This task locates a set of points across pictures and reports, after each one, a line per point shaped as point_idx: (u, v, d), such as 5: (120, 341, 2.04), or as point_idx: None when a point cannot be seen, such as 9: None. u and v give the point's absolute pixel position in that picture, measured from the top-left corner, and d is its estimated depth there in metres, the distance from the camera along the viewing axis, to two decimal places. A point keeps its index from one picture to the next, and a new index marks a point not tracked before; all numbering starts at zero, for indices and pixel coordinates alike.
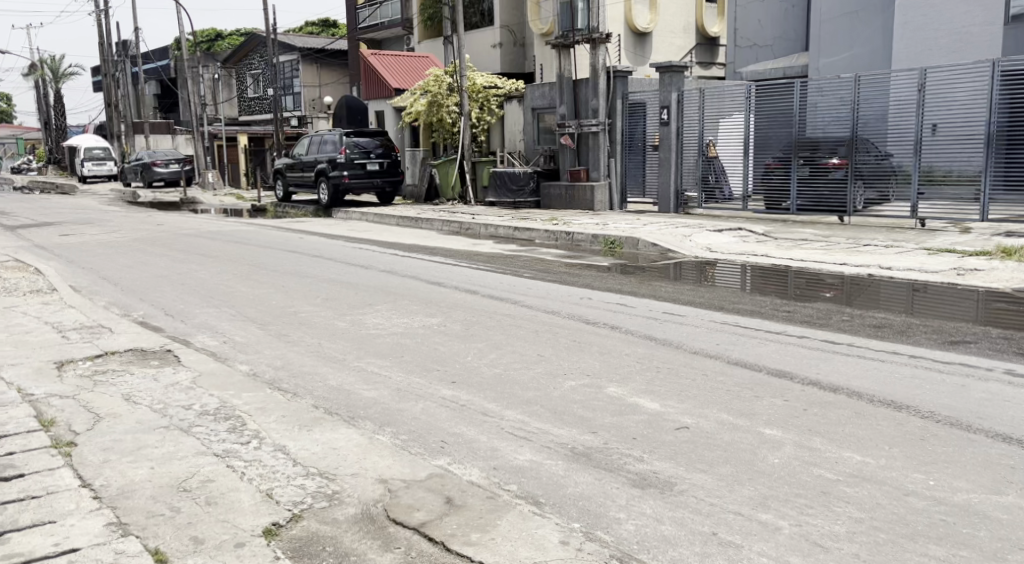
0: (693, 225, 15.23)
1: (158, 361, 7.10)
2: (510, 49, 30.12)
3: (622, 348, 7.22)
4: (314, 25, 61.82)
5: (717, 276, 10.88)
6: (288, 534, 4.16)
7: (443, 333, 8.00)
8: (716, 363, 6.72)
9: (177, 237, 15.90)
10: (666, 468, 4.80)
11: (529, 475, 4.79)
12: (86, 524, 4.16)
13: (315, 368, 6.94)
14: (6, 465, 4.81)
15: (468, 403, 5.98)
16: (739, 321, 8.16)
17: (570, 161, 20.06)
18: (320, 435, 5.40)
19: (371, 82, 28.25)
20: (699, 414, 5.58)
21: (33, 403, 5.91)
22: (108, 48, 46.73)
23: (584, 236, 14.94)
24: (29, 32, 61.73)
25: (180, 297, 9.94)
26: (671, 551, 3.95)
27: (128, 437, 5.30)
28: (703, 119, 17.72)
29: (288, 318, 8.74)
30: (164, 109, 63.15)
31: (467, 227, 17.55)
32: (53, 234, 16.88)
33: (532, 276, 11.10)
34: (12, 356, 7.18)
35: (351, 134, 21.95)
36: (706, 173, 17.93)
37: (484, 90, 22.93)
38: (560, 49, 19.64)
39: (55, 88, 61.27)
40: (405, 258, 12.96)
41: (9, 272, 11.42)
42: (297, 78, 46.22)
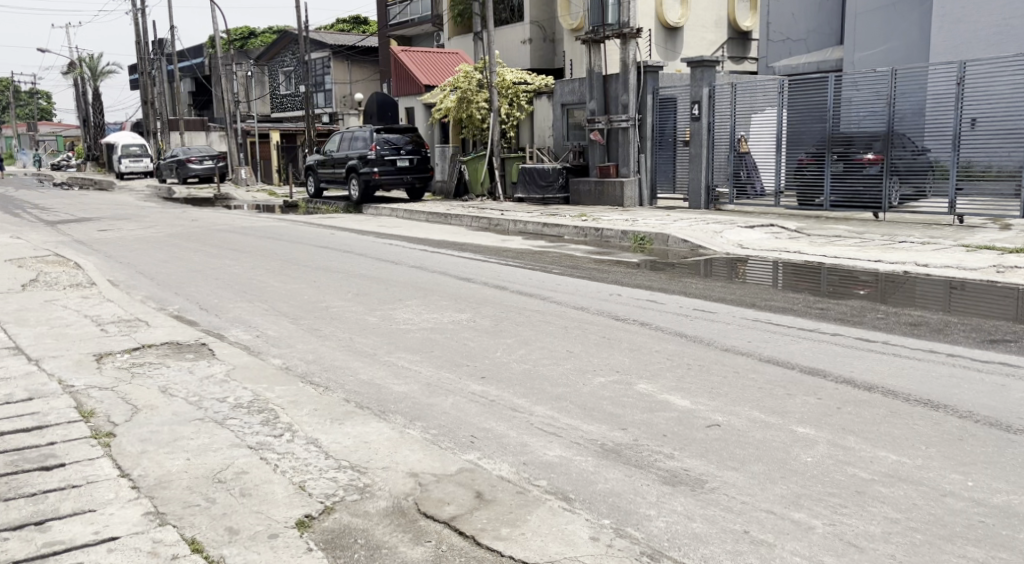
0: (725, 222, 15.13)
1: (193, 354, 7.19)
2: (540, 45, 30.09)
3: (652, 345, 7.20)
4: (345, 22, 62.26)
5: (748, 273, 10.81)
6: (320, 525, 4.20)
7: (472, 328, 8.03)
8: (747, 361, 6.68)
9: (211, 232, 16.08)
10: (696, 466, 4.79)
11: (559, 471, 4.79)
12: (125, 513, 4.23)
13: (347, 361, 7.00)
14: (48, 455, 4.90)
15: (497, 398, 6.00)
16: (771, 318, 8.11)
17: (600, 156, 20.01)
18: (351, 428, 5.45)
19: (401, 78, 28.37)
20: (729, 412, 5.55)
21: (73, 394, 6.02)
22: (145, 46, 47.36)
23: (613, 232, 14.92)
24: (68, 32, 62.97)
25: (214, 291, 10.06)
26: (702, 549, 3.94)
27: (164, 429, 5.38)
28: (735, 115, 17.61)
29: (319, 313, 8.82)
30: (198, 106, 63.92)
31: (496, 223, 17.58)
32: (92, 230, 17.16)
33: (560, 272, 11.10)
34: (52, 348, 7.31)
35: (381, 131, 22.07)
36: (737, 169, 17.75)
37: (513, 86, 22.85)
38: (591, 43, 19.74)
39: (93, 86, 62.32)
40: (435, 253, 13.02)
41: (49, 267, 11.63)
42: (328, 75, 46.55)
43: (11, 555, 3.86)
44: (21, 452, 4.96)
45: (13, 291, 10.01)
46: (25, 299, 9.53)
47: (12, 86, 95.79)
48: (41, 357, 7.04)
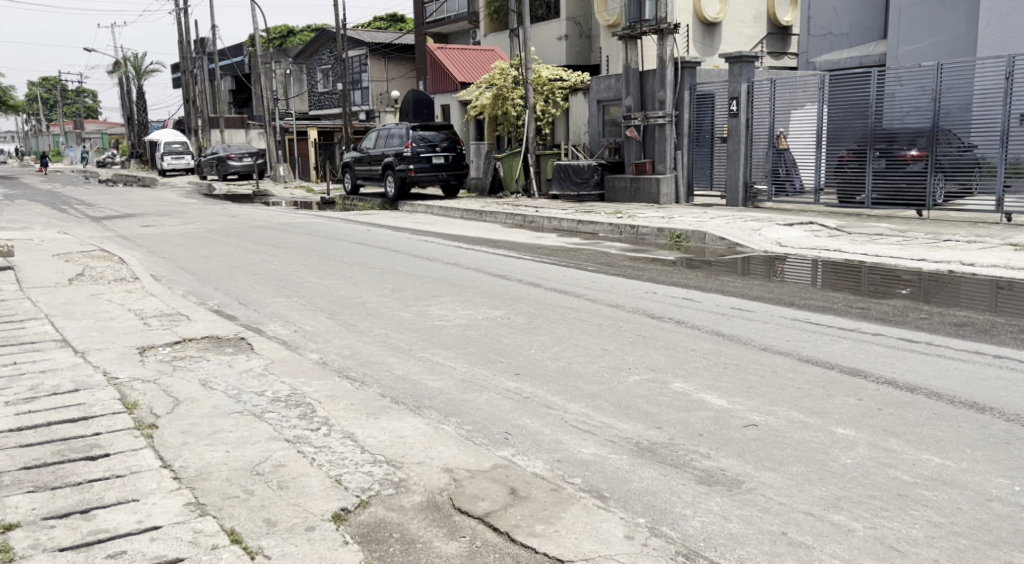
0: (763, 220, 14.99)
1: (232, 349, 7.27)
2: (576, 41, 30.01)
3: (688, 344, 7.15)
4: (381, 20, 62.65)
5: (786, 271, 10.70)
6: (355, 519, 4.23)
7: (506, 325, 8.03)
8: (785, 361, 6.60)
9: (250, 229, 16.27)
10: (733, 466, 4.75)
11: (593, 469, 4.78)
12: (167, 503, 4.29)
13: (383, 357, 7.04)
14: (93, 445, 4.99)
15: (531, 395, 6.00)
16: (810, 318, 7.99)
17: (636, 153, 20.01)
18: (387, 423, 5.49)
19: (438, 76, 28.52)
20: (767, 412, 5.49)
21: (117, 386, 6.13)
22: (187, 45, 48.03)
23: (649, 229, 14.84)
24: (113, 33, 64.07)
25: (254, 287, 10.18)
26: (739, 550, 3.91)
27: (205, 422, 5.45)
28: (775, 111, 17.46)
29: (356, 308, 8.89)
30: (238, 104, 64.70)
31: (531, 220, 17.58)
32: (136, 226, 17.46)
33: (595, 270, 11.05)
34: (96, 341, 7.44)
35: (417, 128, 22.16)
36: (777, 166, 17.59)
37: (549, 83, 22.82)
38: (627, 39, 19.59)
39: (137, 85, 63.38)
40: (469, 251, 13.04)
41: (94, 262, 11.84)
42: (365, 72, 46.84)
43: (57, 542, 3.92)
44: (68, 442, 5.05)
45: (59, 284, 10.21)
46: (71, 292, 9.71)
47: (59, 84, 97.55)
48: (87, 349, 7.16)
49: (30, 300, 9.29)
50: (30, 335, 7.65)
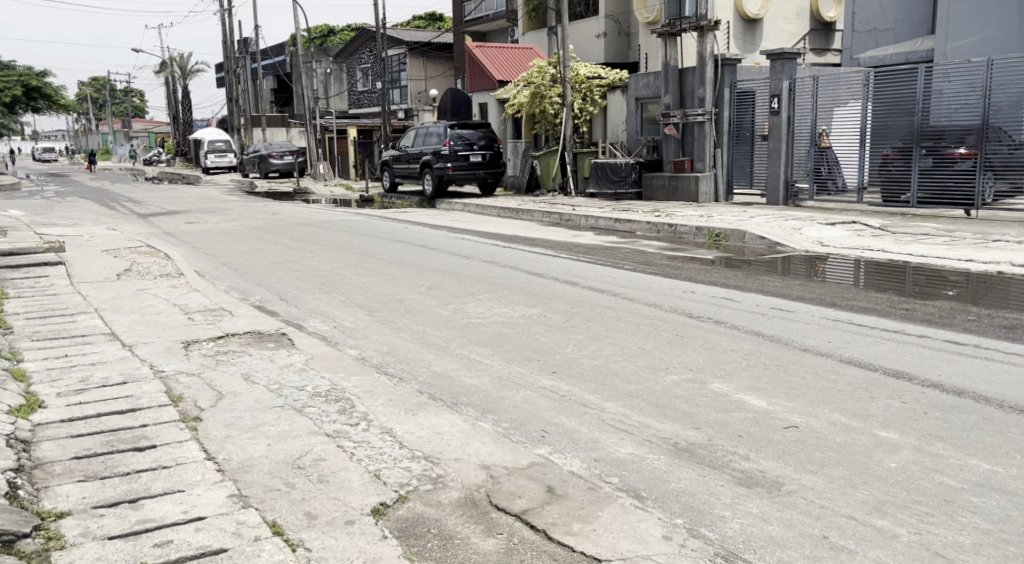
0: (805, 219, 14.82)
1: (274, 344, 7.36)
2: (615, 39, 29.90)
3: (727, 344, 7.10)
4: (420, 19, 62.98)
5: (827, 271, 10.58)
6: (394, 514, 4.26)
7: (543, 323, 8.03)
8: (827, 362, 6.53)
9: (292, 226, 16.44)
10: (773, 467, 4.71)
11: (631, 468, 4.77)
12: (211, 494, 4.36)
13: (420, 354, 7.07)
14: (140, 436, 5.08)
15: (568, 394, 5.99)
16: (853, 319, 7.91)
17: (675, 151, 19.91)
18: (424, 419, 5.51)
19: (476, 74, 28.59)
20: (808, 414, 5.44)
21: (163, 379, 6.24)
22: (230, 45, 48.68)
23: (687, 228, 14.74)
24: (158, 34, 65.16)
25: (294, 283, 10.29)
26: (779, 553, 3.88)
27: (248, 415, 5.52)
28: (817, 108, 17.27)
29: (394, 305, 8.94)
30: (279, 103, 65.42)
31: (568, 219, 17.54)
32: (179, 223, 17.73)
33: (632, 269, 11.02)
34: (142, 335, 7.58)
35: (455, 126, 22.22)
36: (819, 164, 17.47)
37: (587, 81, 22.80)
38: (666, 36, 19.53)
39: (182, 85, 64.33)
40: (506, 248, 13.06)
41: (141, 258, 12.06)
42: (404, 71, 47.10)
43: (107, 530, 4.00)
44: (117, 433, 5.14)
45: (108, 279, 10.40)
46: (118, 287, 9.89)
47: (107, 83, 99.32)
48: (134, 343, 7.29)
49: (79, 294, 9.49)
50: (80, 328, 7.81)
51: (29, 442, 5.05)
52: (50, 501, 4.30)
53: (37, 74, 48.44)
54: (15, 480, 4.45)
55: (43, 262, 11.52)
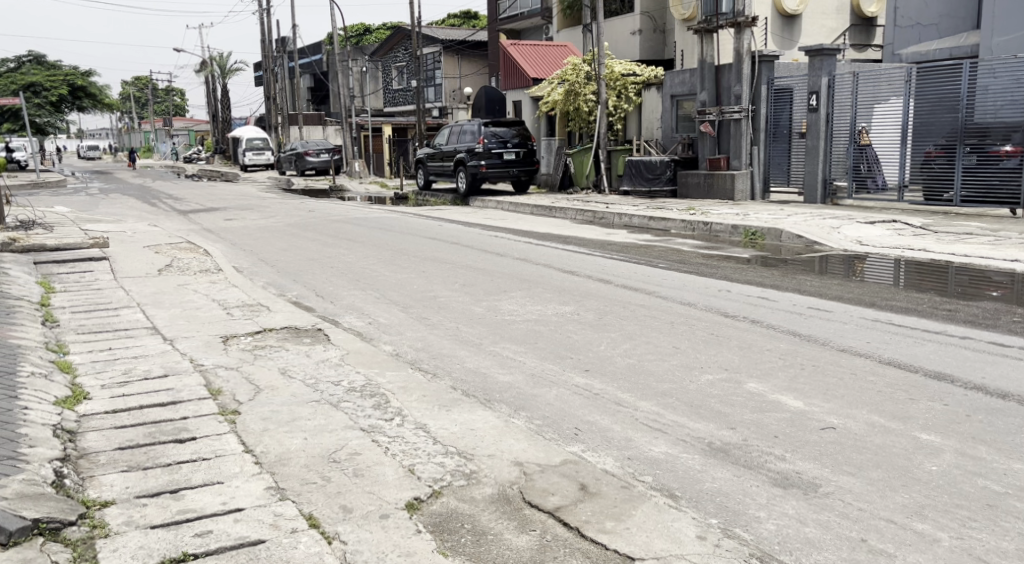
0: (843, 217, 14.62)
1: (311, 339, 7.43)
2: (649, 36, 29.68)
3: (763, 344, 7.03)
4: (456, 18, 63.19)
5: (866, 271, 10.43)
6: (428, 508, 4.28)
7: (577, 321, 8.02)
8: (866, 362, 6.45)
9: (328, 223, 16.56)
10: (810, 469, 4.66)
11: (664, 467, 4.75)
12: (249, 486, 4.41)
13: (454, 350, 7.10)
14: (180, 429, 5.15)
15: (601, 392, 5.98)
16: (893, 319, 7.80)
17: (710, 148, 19.69)
18: (458, 415, 5.53)
19: (511, 72, 28.61)
20: (846, 415, 5.38)
21: (203, 373, 6.33)
22: (268, 44, 49.20)
23: (723, 226, 14.62)
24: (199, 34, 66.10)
25: (330, 279, 10.37)
26: (816, 555, 3.84)
27: (285, 409, 5.58)
28: (857, 104, 17.01)
29: (428, 302, 8.98)
30: (316, 101, 65.93)
31: (602, 217, 17.48)
32: (218, 219, 17.96)
33: (667, 267, 10.97)
34: (183, 329, 7.68)
35: (489, 124, 22.19)
36: (858, 162, 17.21)
37: (621, 77, 22.57)
38: (704, 32, 19.41)
39: (221, 83, 65.15)
40: (539, 246, 13.07)
41: (181, 253, 12.23)
42: (439, 69, 47.27)
43: (149, 519, 4.07)
44: (158, 425, 5.22)
45: (149, 275, 10.56)
46: (159, 283, 10.05)
47: (149, 82, 100.71)
48: (175, 337, 7.40)
49: (123, 289, 9.64)
50: (123, 322, 7.95)
51: (75, 432, 5.14)
52: (95, 491, 4.38)
53: (82, 74, 49.45)
54: (61, 469, 4.53)
55: (88, 257, 11.73)
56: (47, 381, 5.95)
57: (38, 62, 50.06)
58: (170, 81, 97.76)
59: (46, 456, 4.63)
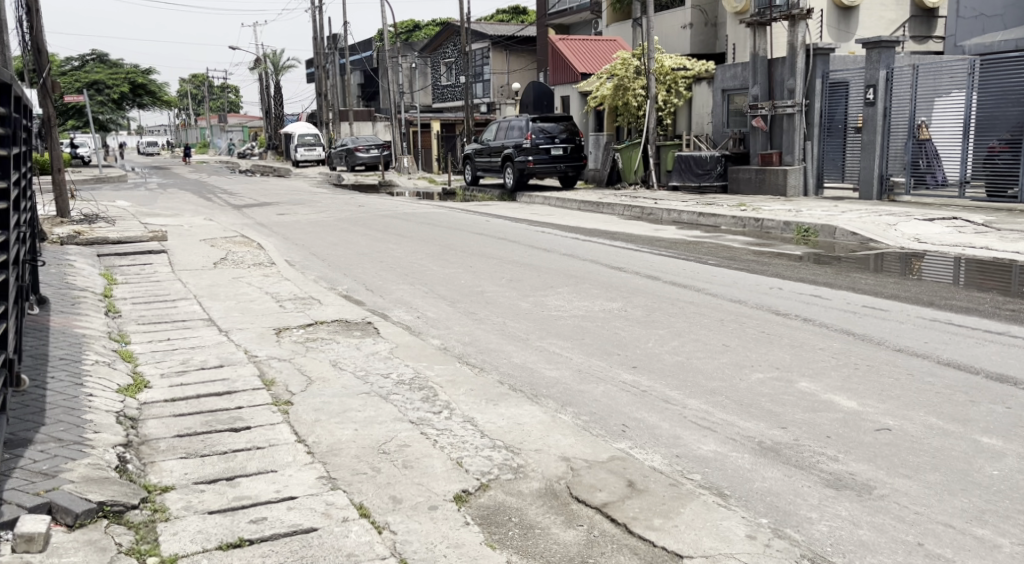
0: (900, 214, 14.31)
1: (361, 332, 7.49)
2: (700, 30, 29.40)
3: (815, 343, 6.91)
4: (505, 13, 63.25)
5: (924, 270, 10.18)
6: (476, 501, 4.30)
7: (624, 318, 7.97)
8: (923, 363, 6.31)
9: (378, 218, 16.68)
10: (864, 470, 4.57)
11: (714, 466, 4.70)
12: (302, 475, 4.47)
13: (501, 345, 7.10)
14: (235, 418, 5.24)
15: (649, 389, 5.94)
16: (952, 319, 7.62)
17: (762, 144, 19.44)
18: (505, 410, 5.54)
19: (559, 67, 28.57)
20: (902, 416, 5.27)
21: (257, 363, 6.43)
22: (320, 42, 49.76)
23: (774, 223, 14.43)
24: (253, 32, 67.17)
25: (379, 273, 10.46)
26: (869, 558, 3.77)
27: (336, 400, 5.65)
28: (916, 98, 16.59)
29: (475, 296, 9.00)
30: (366, 98, 66.43)
31: (650, 212, 17.36)
32: (271, 213, 18.22)
33: (717, 264, 10.85)
34: (238, 321, 7.81)
35: (537, 119, 22.17)
36: (917, 157, 16.77)
37: (672, 72, 22.49)
38: (756, 26, 19.12)
39: (274, 80, 66.06)
40: (588, 242, 13.02)
41: (236, 247, 12.43)
42: (488, 65, 47.32)
43: (207, 505, 4.14)
44: (214, 414, 5.31)
45: (206, 268, 10.74)
46: (215, 275, 10.22)
47: (205, 79, 102.83)
48: (230, 329, 7.52)
49: (180, 281, 9.82)
50: (182, 313, 8.11)
51: (136, 419, 5.26)
52: (156, 476, 4.47)
53: (142, 72, 50.64)
54: (124, 454, 4.64)
55: (148, 250, 11.98)
56: (111, 369, 6.10)
57: (100, 61, 51.39)
58: (225, 78, 99.54)
59: (110, 441, 4.74)
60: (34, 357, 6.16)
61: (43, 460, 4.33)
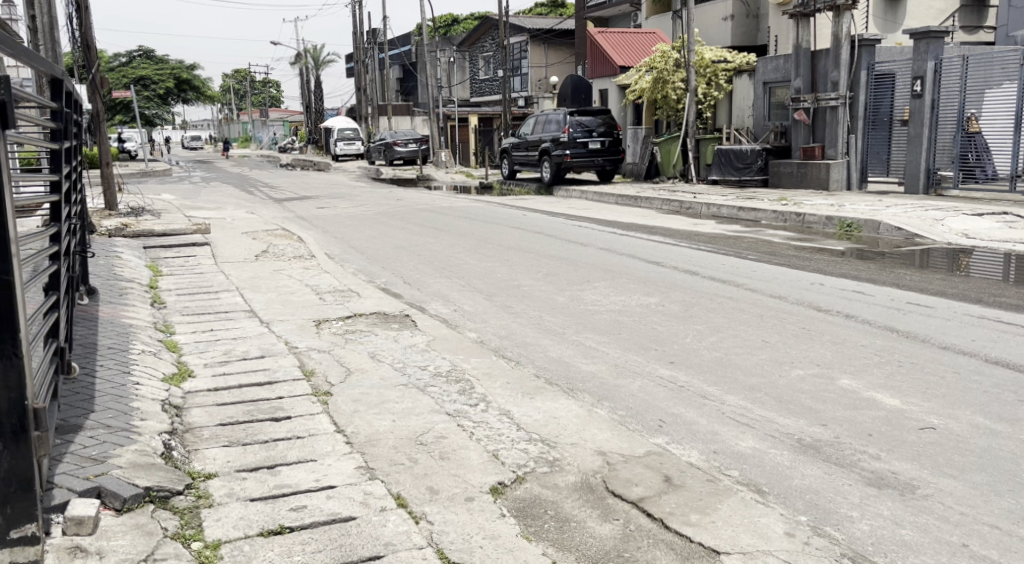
0: (947, 210, 14.03)
1: (399, 325, 7.53)
2: (742, 22, 29.04)
3: (858, 339, 6.80)
4: (544, 7, 63.15)
5: (973, 266, 9.98)
6: (512, 493, 4.29)
7: (662, 313, 7.91)
8: (970, 361, 6.18)
9: (416, 212, 16.72)
10: (907, 470, 4.49)
11: (752, 462, 4.64)
12: (341, 465, 4.50)
13: (537, 339, 7.09)
14: (276, 408, 5.29)
15: (686, 385, 5.89)
16: (999, 316, 7.47)
17: (804, 137, 19.22)
18: (541, 403, 5.53)
19: (598, 60, 28.43)
20: (947, 415, 5.17)
21: (297, 354, 6.49)
22: (360, 36, 50.00)
23: (816, 218, 14.23)
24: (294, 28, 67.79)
25: (417, 267, 10.49)
26: (911, 558, 3.70)
27: (374, 391, 5.68)
28: (965, 92, 16.19)
29: (512, 290, 9.00)
30: (405, 92, 66.67)
31: (689, 207, 17.22)
32: (311, 207, 18.36)
33: (757, 259, 10.73)
34: (279, 313, 7.89)
35: (574, 113, 22.01)
36: (966, 151, 16.39)
37: (712, 65, 22.32)
38: (800, 17, 18.87)
39: (315, 75, 66.56)
40: (625, 236, 12.95)
41: (277, 240, 12.55)
42: (526, 58, 47.23)
43: (249, 493, 4.19)
44: (256, 403, 5.37)
45: (248, 260, 10.86)
46: (257, 268, 10.32)
47: (247, 74, 104.09)
48: (271, 320, 7.59)
49: (223, 273, 9.94)
50: (224, 305, 8.21)
51: (181, 408, 5.34)
52: (199, 463, 4.54)
53: (187, 67, 51.26)
54: (169, 442, 4.71)
55: (192, 242, 12.15)
56: (156, 358, 6.20)
57: (147, 56, 52.12)
58: (265, 73, 100.57)
59: (156, 428, 4.81)
60: (84, 346, 6.28)
61: (92, 446, 4.40)
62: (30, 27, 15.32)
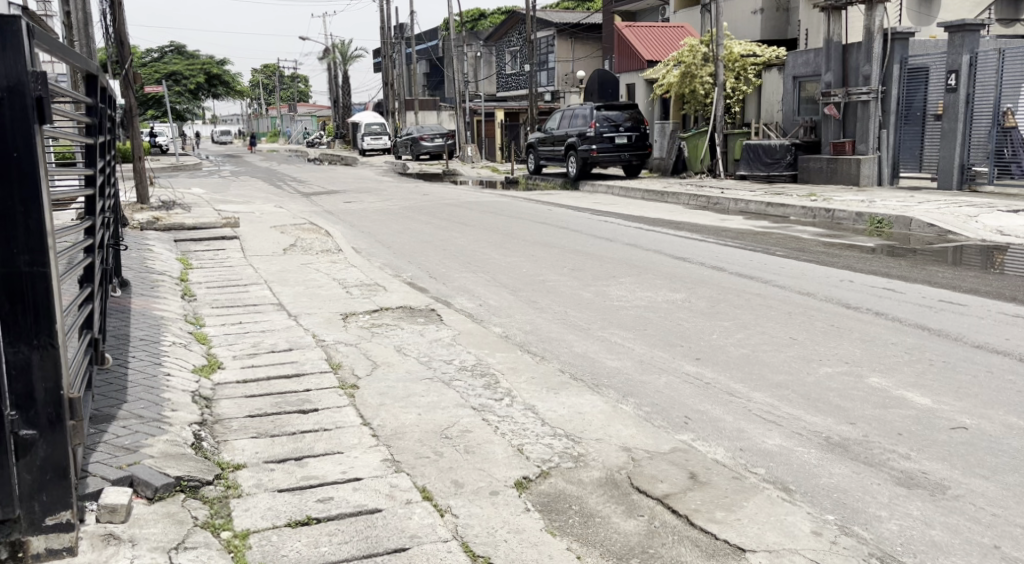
0: (982, 206, 13.82)
1: (424, 319, 7.55)
2: (772, 15, 28.79)
3: (888, 337, 6.73)
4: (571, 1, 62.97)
5: (1007, 264, 9.82)
6: (537, 488, 4.30)
7: (688, 309, 7.87)
8: (1002, 361, 6.09)
9: (443, 206, 16.76)
10: (937, 470, 4.44)
11: (779, 460, 4.61)
12: (367, 457, 4.53)
13: (562, 334, 7.08)
14: (303, 400, 5.33)
15: (713, 381, 5.85)
16: None
17: (834, 132, 19.05)
18: (565, 399, 5.52)
19: (625, 54, 28.32)
20: (980, 415, 5.10)
21: (324, 348, 6.52)
22: (388, 31, 50.12)
23: (846, 214, 14.09)
24: (322, 23, 68.09)
25: (443, 261, 10.51)
26: (941, 559, 3.66)
27: (400, 385, 5.70)
28: (1001, 85, 15.91)
29: (537, 285, 8.99)
30: (431, 87, 66.86)
31: (716, 202, 17.10)
32: (339, 201, 18.46)
33: (785, 255, 10.64)
34: (305, 306, 7.94)
35: (602, 108, 21.90)
36: (1002, 145, 16.10)
37: (741, 59, 22.14)
38: (831, 10, 18.62)
39: (342, 70, 66.83)
40: (651, 231, 12.88)
41: (303, 234, 12.62)
42: (553, 53, 47.12)
43: (277, 484, 4.22)
44: (283, 396, 5.41)
45: (276, 254, 10.94)
46: (285, 261, 10.39)
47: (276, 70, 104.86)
48: (298, 313, 7.64)
49: (252, 267, 10.02)
50: (253, 298, 8.27)
51: (211, 399, 5.39)
52: (228, 454, 4.58)
53: (218, 62, 51.67)
54: (199, 433, 4.77)
55: (221, 236, 12.24)
56: (186, 350, 6.26)
57: (179, 52, 52.62)
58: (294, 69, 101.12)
59: (187, 420, 4.87)
60: (117, 337, 6.36)
61: (124, 436, 4.46)
62: (65, 23, 15.49)
